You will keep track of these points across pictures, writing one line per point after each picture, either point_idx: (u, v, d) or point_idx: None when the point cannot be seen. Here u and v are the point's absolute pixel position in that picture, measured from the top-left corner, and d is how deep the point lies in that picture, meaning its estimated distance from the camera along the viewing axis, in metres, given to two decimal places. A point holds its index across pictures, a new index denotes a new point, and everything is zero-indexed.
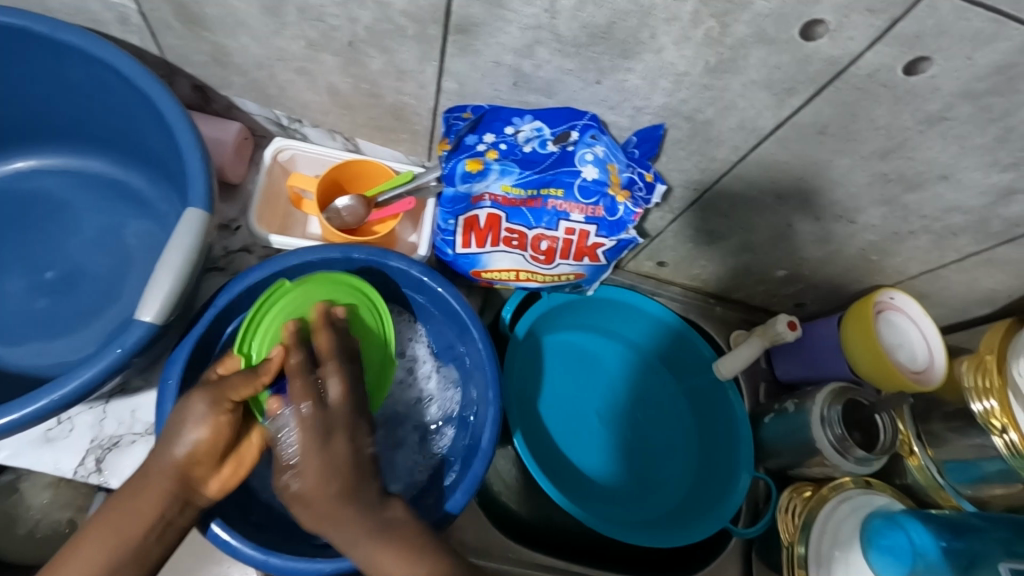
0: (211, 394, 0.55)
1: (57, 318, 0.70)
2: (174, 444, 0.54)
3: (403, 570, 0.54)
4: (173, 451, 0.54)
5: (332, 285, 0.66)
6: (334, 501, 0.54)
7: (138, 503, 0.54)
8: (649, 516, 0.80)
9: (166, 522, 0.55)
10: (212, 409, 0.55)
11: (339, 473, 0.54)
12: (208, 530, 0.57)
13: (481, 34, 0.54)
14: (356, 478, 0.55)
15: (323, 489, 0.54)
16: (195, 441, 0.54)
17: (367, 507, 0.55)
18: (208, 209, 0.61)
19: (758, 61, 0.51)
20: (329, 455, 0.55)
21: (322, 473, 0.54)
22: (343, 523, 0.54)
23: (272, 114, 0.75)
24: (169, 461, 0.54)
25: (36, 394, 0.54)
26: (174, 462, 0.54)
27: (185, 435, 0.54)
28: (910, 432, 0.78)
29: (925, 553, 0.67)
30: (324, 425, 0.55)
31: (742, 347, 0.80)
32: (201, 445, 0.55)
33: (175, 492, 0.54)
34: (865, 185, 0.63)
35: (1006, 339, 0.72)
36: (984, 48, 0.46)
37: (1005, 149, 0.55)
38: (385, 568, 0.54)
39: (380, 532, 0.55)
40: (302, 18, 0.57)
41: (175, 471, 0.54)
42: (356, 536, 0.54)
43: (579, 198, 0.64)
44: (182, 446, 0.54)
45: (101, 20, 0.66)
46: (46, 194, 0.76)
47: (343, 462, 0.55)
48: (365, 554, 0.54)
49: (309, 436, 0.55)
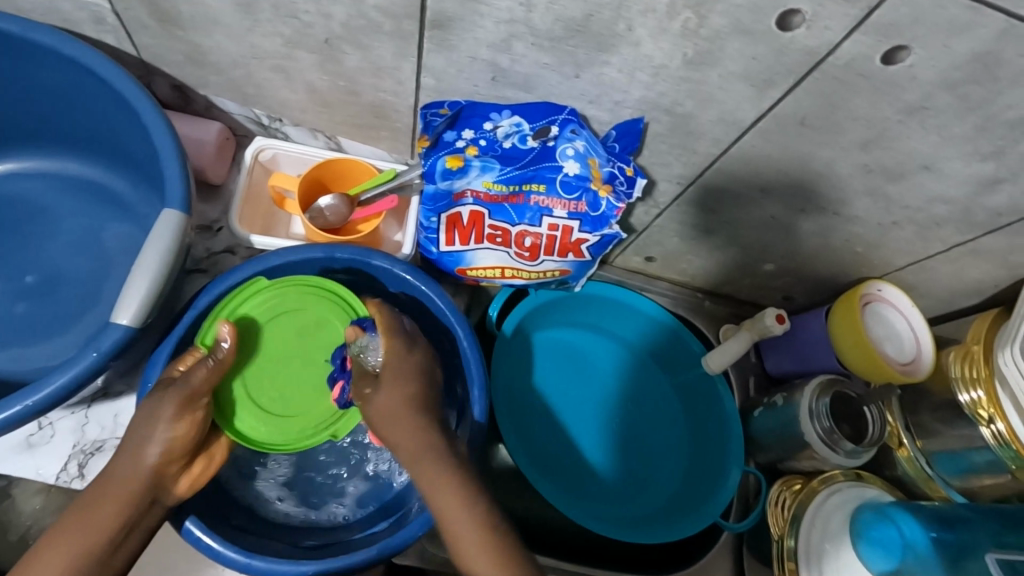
0: (182, 395, 0.55)
1: (39, 322, 0.69)
2: (147, 445, 0.54)
3: (450, 487, 0.52)
4: (145, 452, 0.54)
5: (303, 291, 0.64)
6: (404, 405, 0.55)
7: (103, 509, 0.52)
8: (643, 512, 0.80)
9: (132, 526, 0.53)
10: (185, 409, 0.55)
11: (415, 377, 0.57)
12: (184, 528, 0.57)
13: (455, 29, 0.53)
14: (422, 390, 0.57)
15: (396, 392, 0.56)
16: (167, 440, 0.54)
17: (434, 424, 0.56)
18: (185, 210, 0.60)
19: (734, 52, 0.50)
20: (411, 364, 0.58)
21: (401, 376, 0.57)
22: (406, 430, 0.54)
23: (252, 113, 0.74)
24: (141, 461, 0.54)
25: (10, 400, 0.53)
26: (147, 465, 0.54)
27: (155, 434, 0.54)
28: (899, 424, 0.79)
29: (914, 544, 0.67)
30: (407, 338, 0.60)
31: (731, 341, 0.79)
32: (172, 444, 0.55)
33: (146, 494, 0.54)
34: (847, 177, 0.63)
35: (993, 329, 0.71)
36: (960, 35, 0.45)
37: (986, 138, 0.55)
38: (433, 483, 0.52)
39: (435, 447, 0.54)
40: (275, 15, 0.57)
41: (147, 471, 0.54)
42: (417, 447, 0.54)
43: (560, 194, 0.64)
44: (156, 447, 0.54)
45: (73, 20, 0.65)
46: (25, 198, 0.75)
47: (418, 370, 0.58)
48: (422, 462, 0.53)
49: (397, 345, 0.58)
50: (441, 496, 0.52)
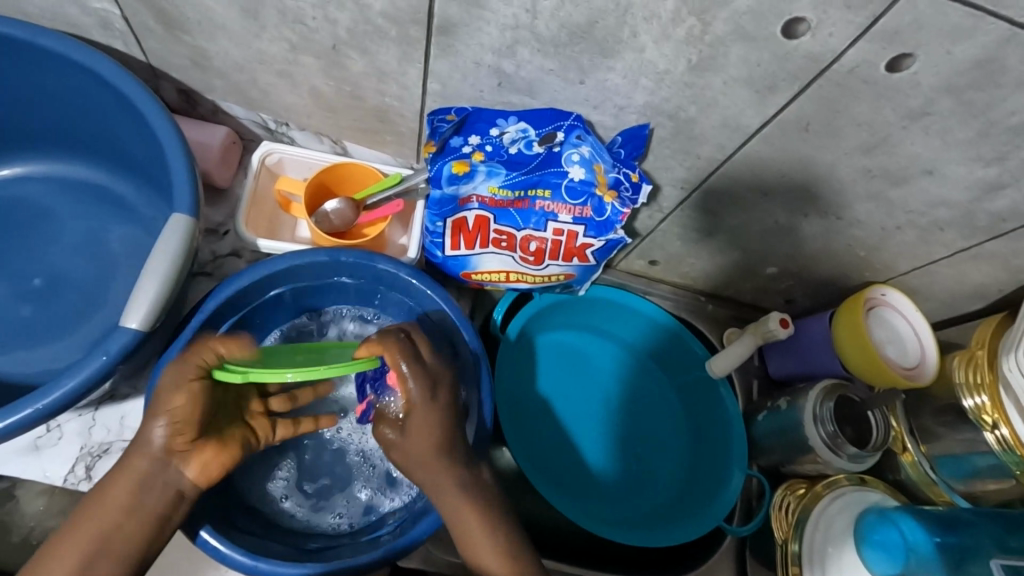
0: (176, 367, 0.56)
1: (45, 325, 0.70)
2: (153, 422, 0.55)
3: (475, 520, 0.58)
4: (150, 430, 0.55)
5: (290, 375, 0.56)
6: (433, 453, 0.59)
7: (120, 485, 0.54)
8: (643, 514, 0.80)
9: (147, 503, 0.54)
10: (181, 378, 0.56)
11: (438, 426, 0.59)
12: (198, 538, 0.57)
13: (461, 34, 0.54)
14: (447, 432, 0.60)
15: (425, 442, 0.59)
16: (167, 412, 0.55)
17: (462, 466, 0.60)
18: (193, 214, 0.61)
19: (738, 59, 0.51)
20: (436, 410, 0.60)
21: (428, 424, 0.59)
22: (436, 475, 0.59)
23: (258, 117, 0.75)
24: (151, 440, 0.55)
25: (20, 403, 0.54)
26: (155, 442, 0.55)
27: (157, 409, 0.55)
28: (903, 429, 0.78)
29: (916, 547, 0.68)
30: (431, 378, 0.60)
31: (736, 345, 0.80)
32: (168, 416, 0.55)
33: (154, 467, 0.55)
34: (850, 182, 0.63)
35: (997, 335, 0.71)
36: (962, 42, 0.46)
37: (988, 143, 0.55)
38: (459, 517, 0.59)
39: (464, 486, 0.59)
40: (282, 21, 0.57)
41: (157, 449, 0.55)
42: (446, 488, 0.59)
43: (565, 199, 0.64)
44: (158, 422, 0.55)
45: (82, 25, 0.66)
46: (32, 202, 0.76)
47: (443, 418, 0.60)
48: (450, 502, 0.59)
49: (418, 390, 0.59)
50: (465, 528, 0.58)
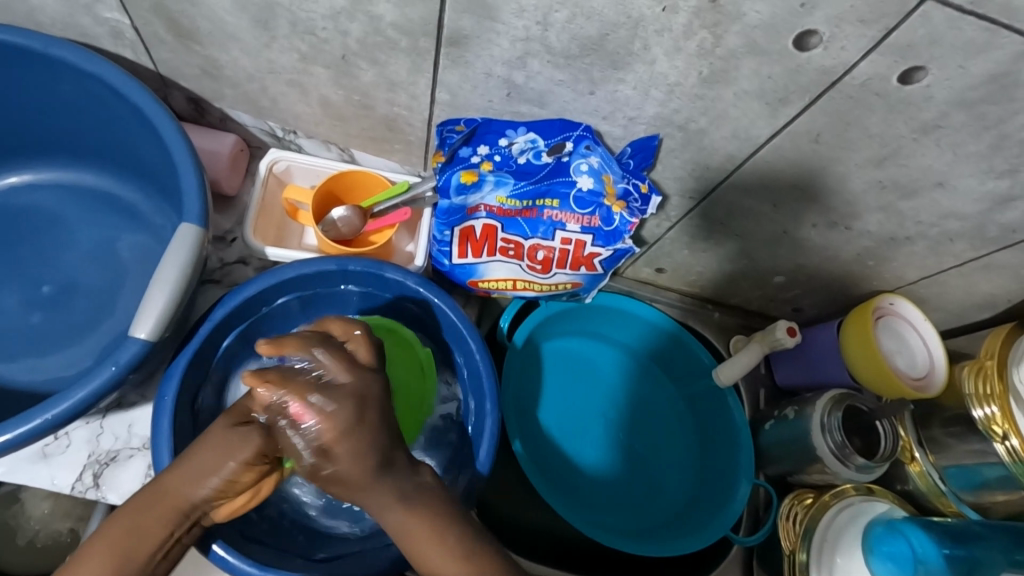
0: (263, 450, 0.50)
1: (52, 333, 0.70)
2: (207, 476, 0.51)
3: (435, 542, 0.51)
4: (201, 484, 0.51)
5: None
6: (372, 480, 0.49)
7: (153, 517, 0.51)
8: (651, 522, 0.80)
9: (176, 539, 0.53)
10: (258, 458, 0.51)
11: (379, 452, 0.48)
12: (212, 553, 0.57)
13: (472, 46, 0.54)
14: (394, 448, 0.50)
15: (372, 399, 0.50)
16: (224, 478, 0.51)
17: (401, 475, 0.51)
18: (202, 224, 0.61)
19: (750, 72, 0.50)
20: (370, 436, 0.48)
21: (358, 454, 0.47)
22: (379, 498, 0.50)
23: (266, 125, 0.75)
24: (195, 491, 0.51)
25: (31, 413, 0.54)
26: (197, 494, 0.51)
27: (219, 470, 0.51)
28: (911, 438, 0.78)
29: (926, 560, 0.67)
30: (357, 398, 0.48)
31: (742, 354, 0.79)
32: (224, 484, 0.51)
33: (189, 514, 0.52)
34: (860, 193, 0.63)
35: (1006, 344, 0.70)
36: (976, 57, 0.46)
37: (1000, 156, 0.55)
38: (417, 539, 0.51)
39: (408, 500, 0.51)
40: (293, 32, 0.57)
41: (195, 500, 0.51)
42: (389, 502, 0.50)
43: (574, 208, 0.64)
44: (213, 483, 0.51)
45: (93, 35, 0.66)
46: (43, 209, 0.76)
47: (382, 432, 0.49)
48: (396, 519, 0.51)
49: (344, 417, 0.47)
50: (428, 550, 0.51)
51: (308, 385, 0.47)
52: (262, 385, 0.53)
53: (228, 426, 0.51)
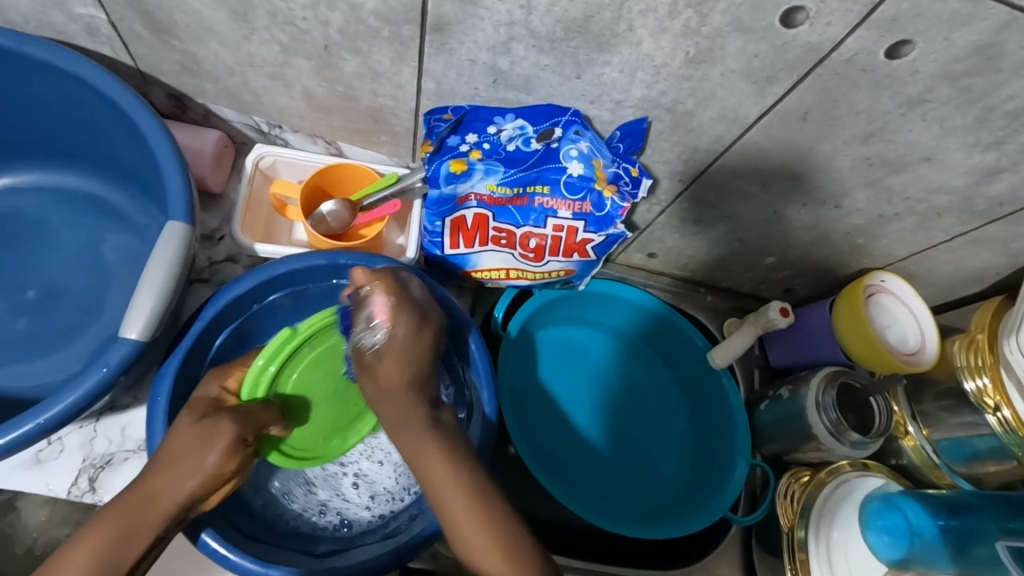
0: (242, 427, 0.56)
1: (40, 338, 0.69)
2: (189, 475, 0.52)
3: (448, 476, 0.52)
4: (187, 483, 0.52)
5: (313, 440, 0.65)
6: (403, 391, 0.57)
7: (143, 521, 0.51)
8: (652, 507, 0.80)
9: (162, 538, 0.52)
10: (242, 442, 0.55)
11: (417, 361, 0.58)
12: (200, 540, 0.56)
13: (455, 32, 0.53)
14: (427, 372, 0.58)
15: (425, 359, 0.58)
16: (209, 471, 0.53)
17: (425, 406, 0.57)
18: (189, 222, 0.60)
19: (735, 50, 0.50)
20: (417, 352, 0.58)
21: (405, 355, 0.57)
22: (406, 415, 0.56)
23: (250, 121, 0.74)
24: (183, 490, 0.52)
25: (21, 418, 0.53)
26: (186, 489, 0.52)
27: (201, 466, 0.52)
28: (905, 413, 0.79)
29: (921, 532, 0.69)
30: (419, 312, 0.59)
31: (736, 336, 0.80)
32: (210, 479, 0.53)
33: (176, 516, 0.52)
34: (849, 170, 0.63)
35: (997, 318, 0.72)
36: (961, 28, 0.46)
37: (987, 128, 0.55)
38: (431, 471, 0.53)
39: (430, 426, 0.55)
40: (273, 23, 0.56)
41: (183, 497, 0.52)
42: (410, 419, 0.56)
43: (564, 194, 0.63)
44: (197, 477, 0.52)
45: (68, 32, 0.65)
46: (25, 212, 0.75)
47: (423, 353, 0.58)
48: (416, 444, 0.55)
49: (404, 326, 0.58)
50: (443, 488, 0.52)
51: (392, 291, 0.58)
52: (218, 379, 0.61)
53: (195, 423, 0.55)
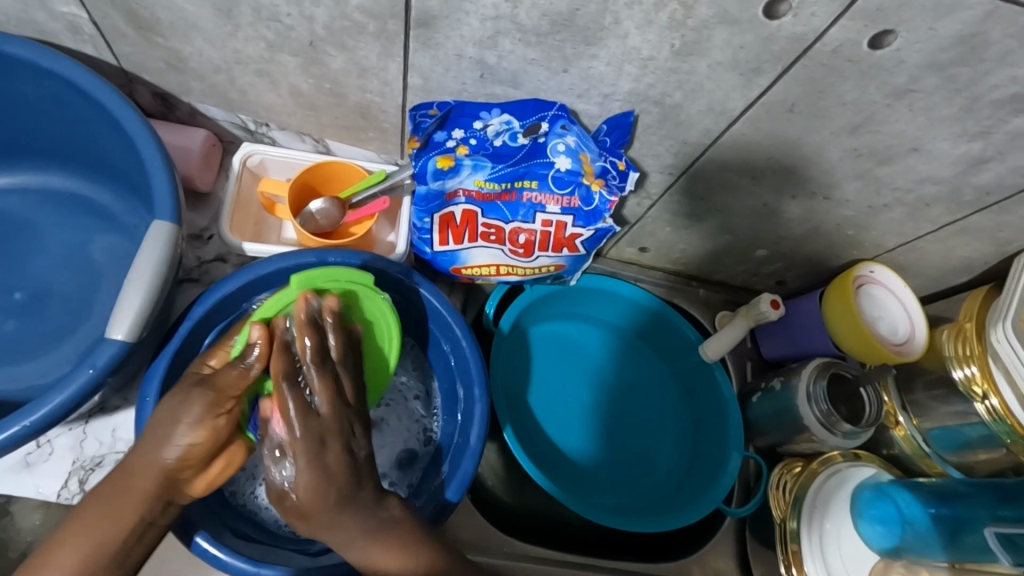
0: (207, 398, 0.54)
1: (28, 341, 0.68)
2: (163, 447, 0.53)
3: (402, 569, 0.54)
4: (164, 454, 0.53)
5: None
6: (329, 509, 0.53)
7: (120, 502, 0.52)
8: (644, 500, 0.80)
9: (150, 523, 0.53)
10: (209, 413, 0.54)
11: (342, 477, 0.54)
12: (195, 546, 0.56)
13: (441, 27, 0.53)
14: (354, 479, 0.55)
15: (341, 479, 0.54)
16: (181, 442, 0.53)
17: (366, 505, 0.55)
18: (176, 221, 0.59)
19: (722, 42, 0.50)
20: (332, 467, 0.54)
21: (320, 477, 0.53)
22: (342, 530, 0.54)
23: (237, 119, 0.73)
24: (158, 463, 0.53)
25: (8, 420, 0.53)
26: (161, 461, 0.53)
27: (173, 438, 0.53)
28: (895, 403, 0.79)
29: (913, 521, 0.70)
30: (319, 435, 0.54)
31: (727, 329, 0.80)
32: (180, 450, 0.53)
33: (158, 496, 0.53)
34: (837, 161, 0.63)
35: (984, 307, 0.72)
36: (945, 18, 0.46)
37: (973, 118, 0.55)
38: (384, 568, 0.54)
39: (373, 532, 0.54)
40: (257, 19, 0.56)
41: (159, 471, 0.52)
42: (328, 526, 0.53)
43: (553, 189, 0.63)
44: (173, 450, 0.53)
45: (50, 30, 0.64)
46: (10, 214, 0.74)
47: (345, 465, 0.54)
48: (361, 554, 0.54)
49: (306, 447, 0.53)
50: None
51: (286, 411, 0.54)
52: (203, 359, 0.59)
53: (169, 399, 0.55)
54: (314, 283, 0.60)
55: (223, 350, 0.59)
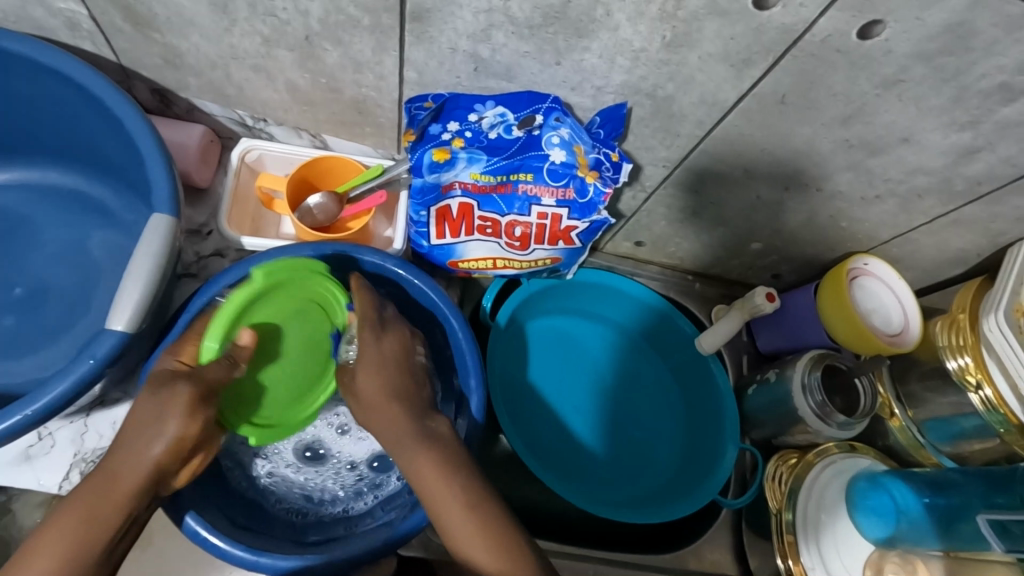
0: (200, 392, 0.53)
1: (28, 335, 0.69)
2: (152, 442, 0.52)
3: (442, 487, 0.53)
4: (152, 450, 0.52)
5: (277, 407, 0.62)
6: (382, 399, 0.57)
7: (104, 500, 0.50)
8: (643, 494, 0.81)
9: (134, 517, 0.52)
10: (201, 407, 0.53)
11: (391, 369, 0.58)
12: (184, 525, 0.57)
13: (434, 20, 0.53)
14: (404, 378, 0.59)
15: (393, 372, 0.58)
16: (172, 438, 0.52)
17: (411, 415, 0.57)
18: (174, 214, 0.60)
19: (712, 33, 0.51)
20: (388, 357, 0.59)
21: (376, 368, 0.58)
22: (392, 424, 0.56)
23: (234, 115, 0.74)
24: (146, 459, 0.52)
25: (9, 410, 0.53)
26: (150, 457, 0.52)
27: (162, 433, 0.52)
28: (890, 394, 0.80)
29: (907, 510, 0.71)
30: (380, 327, 0.61)
31: (723, 323, 0.80)
32: (172, 444, 0.52)
33: (148, 490, 0.52)
34: (829, 153, 0.63)
35: (977, 298, 0.72)
36: (931, 8, 0.46)
37: (962, 108, 0.55)
38: (426, 475, 0.54)
39: (423, 437, 0.56)
40: (253, 14, 0.56)
41: (149, 467, 0.52)
42: (400, 435, 0.56)
43: (547, 181, 0.64)
44: (162, 445, 0.52)
45: (49, 27, 0.64)
46: (11, 210, 0.75)
47: (398, 361, 0.59)
48: (406, 452, 0.55)
49: (366, 336, 0.59)
50: (436, 495, 0.53)
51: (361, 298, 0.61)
52: (171, 354, 0.56)
53: (150, 392, 0.53)
54: (274, 277, 0.60)
55: (192, 344, 0.56)
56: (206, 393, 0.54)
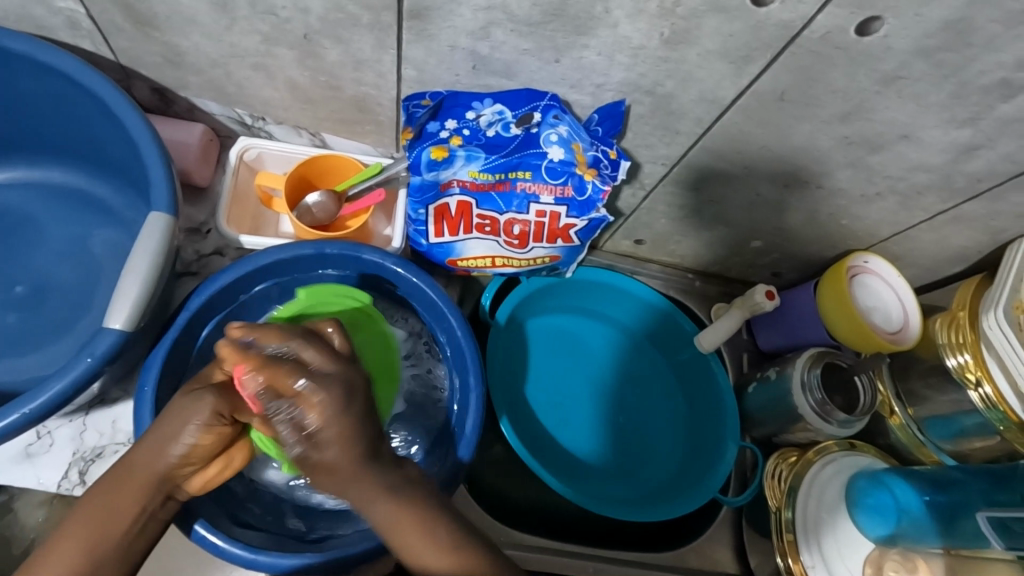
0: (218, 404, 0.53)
1: (28, 334, 0.69)
2: (170, 443, 0.52)
3: (424, 539, 0.51)
4: (169, 450, 0.52)
5: None
6: (352, 460, 0.49)
7: (123, 495, 0.51)
8: (642, 492, 0.81)
9: (150, 515, 0.53)
10: (216, 420, 0.53)
11: (358, 431, 0.49)
12: (194, 533, 0.57)
13: (434, 18, 0.53)
14: (370, 431, 0.50)
15: (361, 428, 0.49)
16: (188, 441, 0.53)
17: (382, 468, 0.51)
18: (172, 212, 0.60)
19: (711, 30, 0.51)
20: (349, 414, 0.48)
21: (334, 428, 0.47)
22: (363, 485, 0.50)
23: (234, 113, 0.74)
24: (162, 461, 0.52)
25: (7, 409, 0.53)
26: (166, 459, 0.52)
27: (180, 435, 0.52)
28: (889, 393, 0.80)
29: (909, 509, 0.71)
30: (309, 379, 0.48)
31: (723, 320, 0.81)
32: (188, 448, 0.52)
33: (160, 488, 0.53)
34: (829, 150, 0.63)
35: (977, 295, 0.72)
36: (930, 4, 0.46)
37: (962, 105, 0.55)
38: (398, 524, 0.52)
39: (403, 489, 0.52)
40: (253, 12, 0.56)
41: (165, 467, 0.52)
42: (370, 489, 0.50)
43: (546, 179, 0.64)
44: (179, 448, 0.52)
45: (49, 26, 0.64)
46: (12, 209, 0.75)
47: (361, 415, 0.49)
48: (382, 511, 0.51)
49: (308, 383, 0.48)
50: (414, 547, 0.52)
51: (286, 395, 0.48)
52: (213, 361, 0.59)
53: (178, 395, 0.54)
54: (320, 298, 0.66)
55: None
56: (230, 409, 0.54)
